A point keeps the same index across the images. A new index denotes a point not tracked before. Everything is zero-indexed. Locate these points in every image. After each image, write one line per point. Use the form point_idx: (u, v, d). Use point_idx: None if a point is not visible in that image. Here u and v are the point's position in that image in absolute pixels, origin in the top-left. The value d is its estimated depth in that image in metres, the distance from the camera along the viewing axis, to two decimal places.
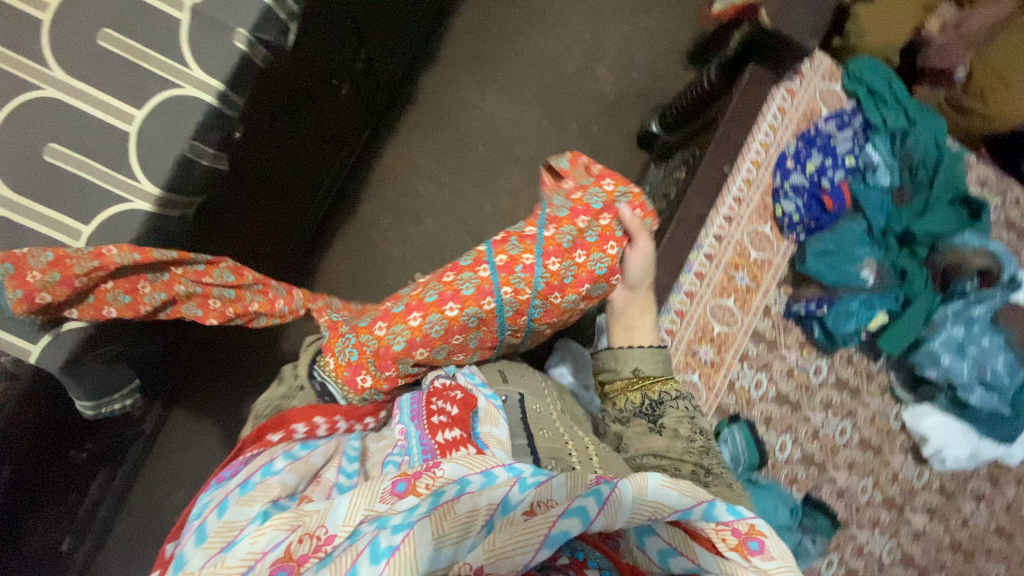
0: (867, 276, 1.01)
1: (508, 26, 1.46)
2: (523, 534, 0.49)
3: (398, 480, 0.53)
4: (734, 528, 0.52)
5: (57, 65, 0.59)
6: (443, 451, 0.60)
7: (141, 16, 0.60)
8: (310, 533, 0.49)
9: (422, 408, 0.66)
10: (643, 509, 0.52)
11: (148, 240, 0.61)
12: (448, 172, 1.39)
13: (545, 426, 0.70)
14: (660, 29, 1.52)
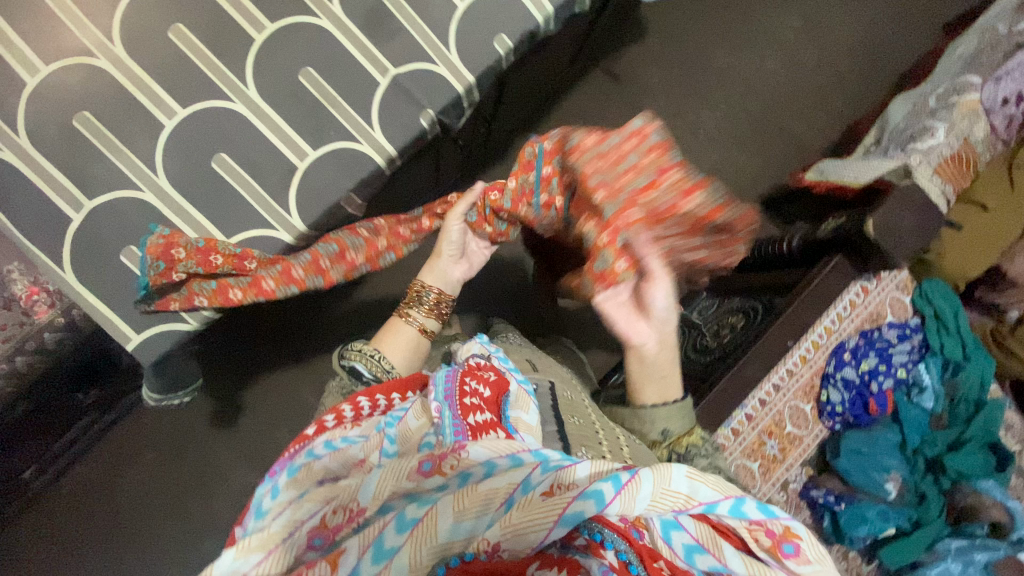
0: (889, 489, 0.93)
1: (613, 119, 1.49)
2: (539, 512, 0.41)
3: (426, 457, 0.46)
4: (766, 528, 0.42)
5: (254, 83, 0.61)
6: (470, 438, 0.49)
7: (344, 66, 0.63)
8: (345, 503, 0.43)
9: (455, 386, 0.53)
10: (666, 498, 0.42)
11: None
12: None
13: (575, 416, 0.63)
14: (746, 166, 1.57)
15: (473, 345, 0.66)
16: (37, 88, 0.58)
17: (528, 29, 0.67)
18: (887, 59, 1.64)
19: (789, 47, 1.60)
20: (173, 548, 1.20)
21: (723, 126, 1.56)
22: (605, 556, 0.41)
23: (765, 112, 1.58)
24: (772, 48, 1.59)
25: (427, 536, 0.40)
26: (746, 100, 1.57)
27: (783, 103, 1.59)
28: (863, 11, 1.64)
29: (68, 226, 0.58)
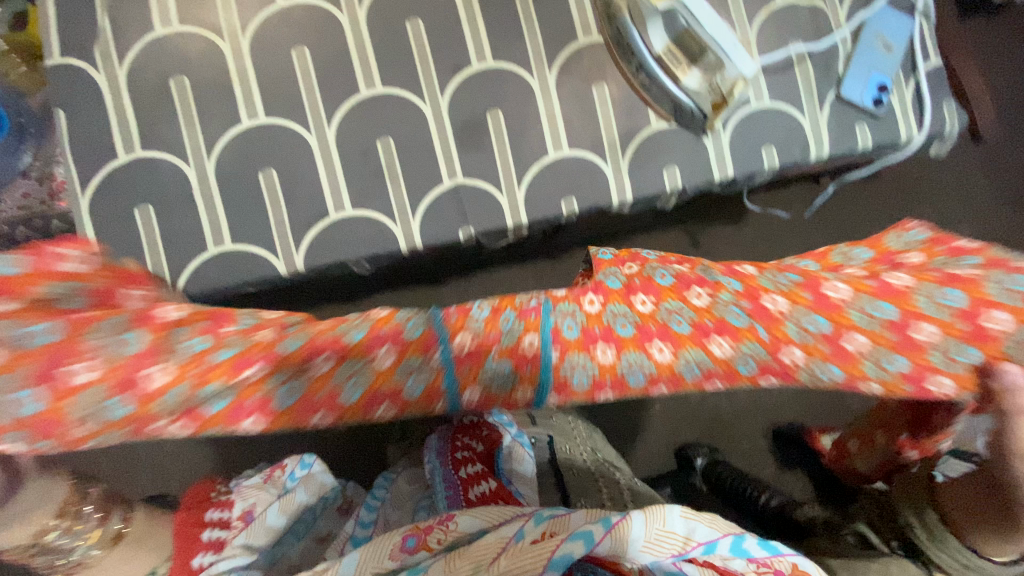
0: None
1: None
2: (528, 558, 0.41)
3: (409, 533, 0.47)
4: (771, 565, 0.44)
5: (336, 127, 0.64)
6: (463, 491, 0.61)
7: (421, 151, 0.64)
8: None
9: (449, 449, 0.70)
10: (664, 543, 0.43)
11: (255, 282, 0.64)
12: None
13: (574, 468, 0.71)
14: None
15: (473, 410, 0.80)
16: (160, 38, 0.62)
17: (599, 205, 0.67)
18: None
19: None
20: None
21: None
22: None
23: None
24: None
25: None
26: None
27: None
28: None
29: (111, 160, 0.61)
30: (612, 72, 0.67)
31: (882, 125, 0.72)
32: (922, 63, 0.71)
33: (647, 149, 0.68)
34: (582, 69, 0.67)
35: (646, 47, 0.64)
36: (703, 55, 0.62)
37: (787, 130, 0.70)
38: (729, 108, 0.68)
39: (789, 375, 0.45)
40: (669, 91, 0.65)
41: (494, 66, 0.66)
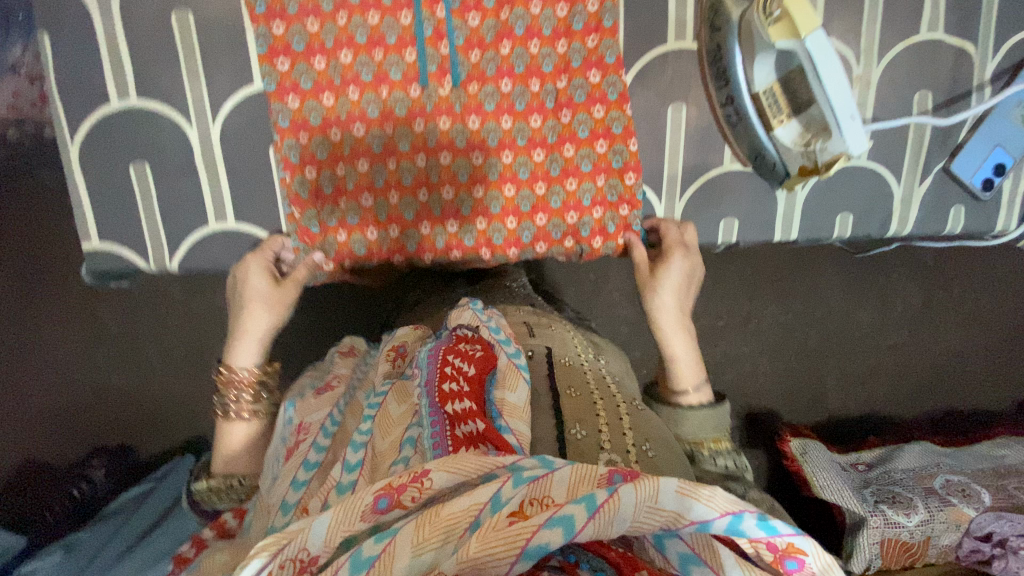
0: None
1: (764, 269, 1.44)
2: (501, 544, 0.43)
3: (381, 493, 0.47)
4: (770, 542, 0.45)
5: None
6: (449, 428, 0.54)
7: None
8: (295, 555, 0.45)
9: (434, 369, 0.60)
10: (654, 518, 0.45)
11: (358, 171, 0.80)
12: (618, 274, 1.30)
13: (574, 387, 0.65)
14: (876, 356, 1.53)
15: (467, 312, 0.74)
16: None
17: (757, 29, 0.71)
18: (951, 393, 1.56)
19: (880, 326, 1.51)
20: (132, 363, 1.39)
21: (763, 361, 1.49)
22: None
23: (801, 368, 1.51)
24: (874, 304, 1.50)
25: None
26: (808, 335, 1.50)
27: (816, 380, 1.52)
28: (973, 335, 1.53)
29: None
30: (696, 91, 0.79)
31: (979, 207, 0.85)
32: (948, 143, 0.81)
33: (706, 189, 0.83)
34: (660, 85, 0.79)
35: (748, 83, 0.74)
36: (809, 106, 0.71)
37: (865, 198, 0.83)
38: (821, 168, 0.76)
39: (534, 25, 0.76)
40: (755, 133, 0.76)
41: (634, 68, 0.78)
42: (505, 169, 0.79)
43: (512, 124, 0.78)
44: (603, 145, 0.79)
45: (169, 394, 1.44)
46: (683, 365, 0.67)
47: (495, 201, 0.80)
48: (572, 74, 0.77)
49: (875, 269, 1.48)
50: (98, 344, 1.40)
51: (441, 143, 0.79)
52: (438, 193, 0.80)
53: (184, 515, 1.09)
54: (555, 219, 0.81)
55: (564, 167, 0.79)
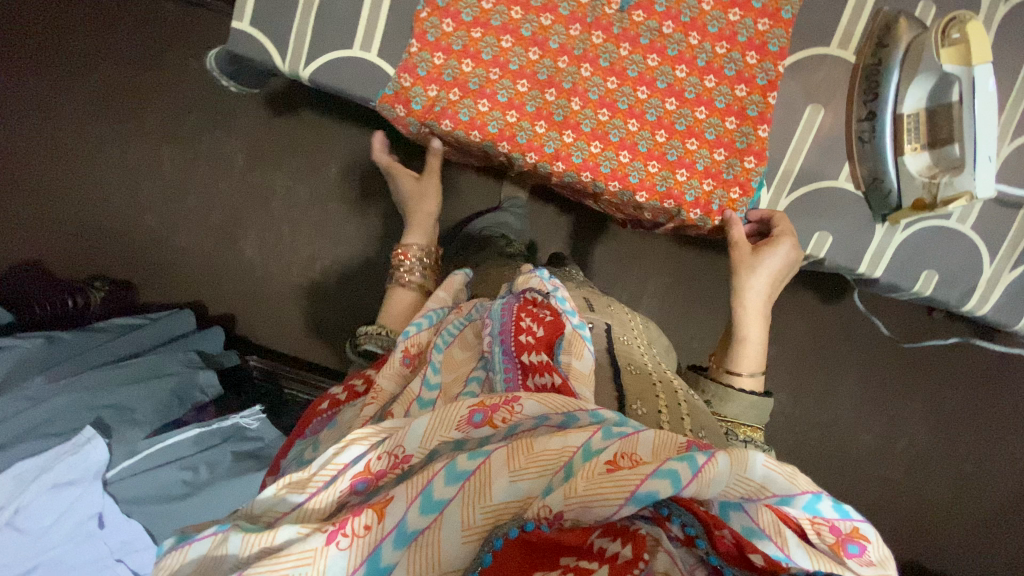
0: None
1: (791, 346, 1.44)
2: (609, 486, 0.36)
3: (475, 407, 0.43)
4: (833, 525, 0.38)
5: None
6: (522, 378, 0.50)
7: None
8: (391, 449, 0.42)
9: (510, 323, 0.54)
10: (741, 488, 0.38)
11: (502, 29, 0.67)
12: (656, 292, 1.31)
13: (634, 366, 0.59)
14: (866, 478, 1.48)
15: (534, 279, 0.64)
16: None
17: None
18: (925, 549, 1.49)
19: (882, 450, 1.47)
20: (173, 204, 1.43)
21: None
22: (671, 530, 0.38)
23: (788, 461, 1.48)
24: (882, 428, 1.46)
25: (480, 498, 0.38)
26: (806, 435, 1.47)
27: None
28: (970, 501, 1.47)
29: None
30: (841, 100, 0.71)
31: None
32: None
33: (816, 198, 0.74)
34: None
35: (896, 103, 0.68)
36: (946, 144, 0.67)
37: (959, 263, 0.74)
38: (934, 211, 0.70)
39: None
40: (885, 157, 0.69)
41: (791, 57, 0.70)
42: (647, 72, 0.69)
43: (672, 32, 0.68)
44: (742, 88, 0.70)
45: (190, 250, 1.44)
46: (750, 349, 0.70)
47: (623, 100, 0.69)
48: (747, 12, 0.68)
49: (896, 394, 1.45)
50: (147, 179, 1.42)
51: (596, 21, 0.68)
52: (572, 66, 0.68)
53: (167, 356, 1.06)
54: (674, 141, 0.70)
55: (731, 103, 0.70)
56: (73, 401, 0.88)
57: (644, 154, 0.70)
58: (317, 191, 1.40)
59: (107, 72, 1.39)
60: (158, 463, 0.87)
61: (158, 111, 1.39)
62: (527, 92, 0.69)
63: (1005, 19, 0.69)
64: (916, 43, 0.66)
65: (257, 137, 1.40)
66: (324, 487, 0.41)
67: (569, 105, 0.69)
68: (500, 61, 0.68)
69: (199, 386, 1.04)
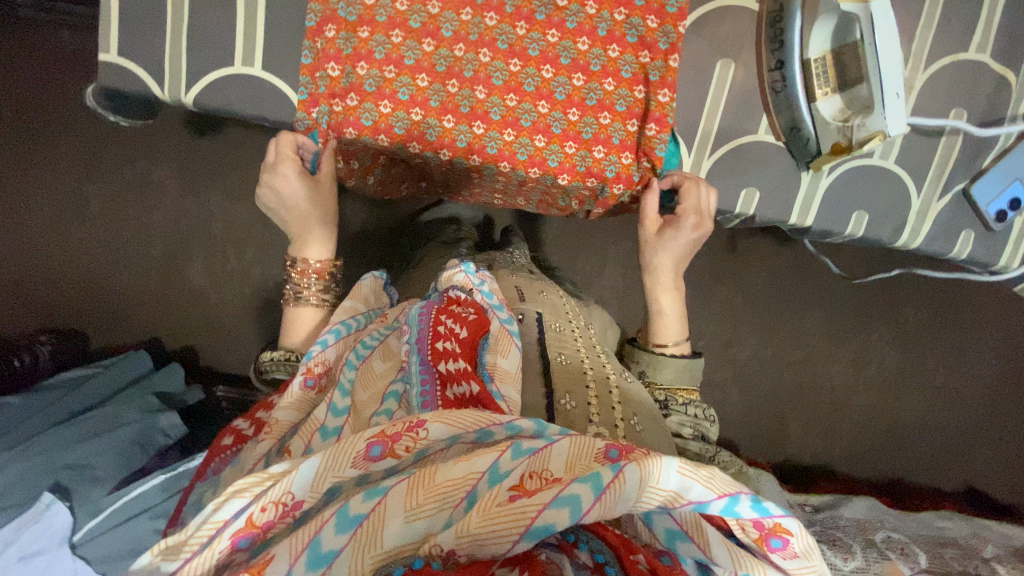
0: None
1: (753, 294, 1.46)
2: (499, 522, 0.37)
3: (373, 440, 0.42)
4: (756, 521, 0.40)
5: None
6: (440, 390, 0.49)
7: None
8: (277, 499, 0.40)
9: (427, 330, 0.54)
10: (653, 498, 0.39)
11: (385, 25, 0.64)
12: (613, 262, 1.30)
13: (564, 355, 0.62)
14: (842, 410, 1.52)
15: (457, 275, 0.66)
16: None
17: None
18: (905, 465, 1.55)
19: (854, 378, 1.51)
20: (107, 244, 1.37)
21: (733, 391, 1.49)
22: (579, 556, 0.39)
23: (766, 405, 1.51)
24: (850, 358, 1.50)
25: (371, 545, 0.37)
26: (780, 376, 1.50)
27: (779, 422, 1.52)
28: (940, 414, 1.53)
29: None
30: (749, 53, 0.69)
31: (989, 238, 0.76)
32: None
33: (736, 156, 0.73)
34: None
35: (802, 48, 0.67)
36: (856, 84, 0.66)
37: (886, 202, 0.74)
38: (851, 153, 0.70)
39: None
40: (799, 105, 0.68)
41: (693, 15, 0.68)
42: (549, 48, 0.67)
43: (568, 3, 0.66)
44: (646, 54, 0.68)
45: (133, 289, 1.38)
46: (668, 321, 0.73)
47: (529, 81, 0.67)
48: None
49: (859, 324, 1.48)
50: (74, 222, 1.35)
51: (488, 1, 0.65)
52: (470, 53, 0.66)
53: (125, 405, 1.03)
54: (587, 117, 0.69)
55: (634, 72, 0.69)
56: (30, 469, 0.84)
57: (559, 136, 0.69)
58: (254, 208, 1.35)
59: (8, 113, 1.30)
60: (128, 515, 0.84)
61: (75, 147, 1.32)
62: (427, 89, 0.66)
63: None
64: None
65: (184, 160, 1.33)
66: (199, 551, 0.39)
67: (474, 94, 0.67)
68: (394, 57, 0.65)
69: (161, 429, 1.01)
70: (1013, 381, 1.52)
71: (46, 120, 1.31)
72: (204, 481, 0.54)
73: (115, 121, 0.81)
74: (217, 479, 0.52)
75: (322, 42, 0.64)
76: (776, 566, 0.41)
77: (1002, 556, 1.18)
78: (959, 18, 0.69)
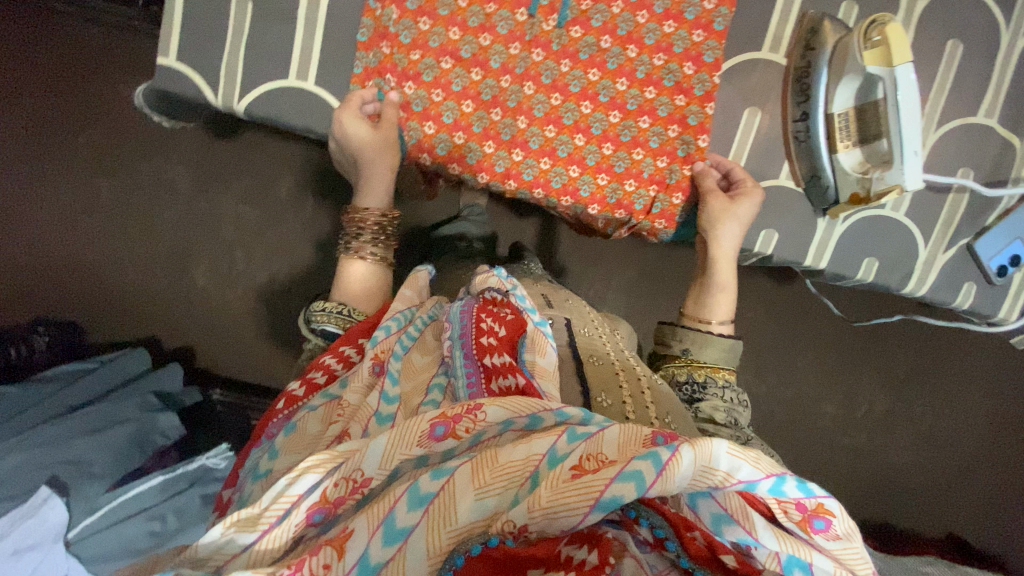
0: None
1: (752, 328, 1.49)
2: (572, 496, 0.38)
3: (437, 420, 0.45)
4: (798, 502, 0.43)
5: None
6: (486, 382, 0.51)
7: None
8: (350, 474, 0.43)
9: (470, 326, 0.56)
10: (704, 478, 0.41)
11: (439, 55, 0.68)
12: (620, 287, 1.32)
13: (596, 358, 0.63)
14: (832, 448, 1.55)
15: (491, 278, 0.66)
16: None
17: None
18: (891, 507, 1.57)
19: (845, 418, 1.54)
20: (116, 238, 1.36)
21: None
22: (639, 532, 0.41)
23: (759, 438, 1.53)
24: (841, 398, 1.53)
25: (445, 522, 0.40)
26: (774, 411, 1.52)
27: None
28: (926, 458, 1.56)
29: None
30: (775, 103, 0.74)
31: (989, 291, 0.80)
32: None
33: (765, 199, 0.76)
34: None
35: (826, 103, 0.71)
36: (876, 139, 0.70)
37: (894, 253, 0.78)
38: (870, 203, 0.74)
39: None
40: (821, 155, 0.73)
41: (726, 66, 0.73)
42: (589, 86, 0.71)
43: (611, 46, 0.70)
44: (681, 98, 0.72)
45: (138, 285, 1.38)
46: (723, 298, 0.75)
47: (568, 115, 0.71)
48: (681, 24, 0.70)
49: (853, 365, 1.52)
50: (85, 214, 1.35)
51: (536, 37, 0.69)
52: (515, 85, 0.69)
53: (123, 401, 1.01)
54: (620, 152, 0.72)
55: (671, 113, 0.72)
56: (25, 460, 0.82)
57: (593, 168, 0.72)
58: (267, 213, 1.36)
59: (29, 103, 1.30)
60: (122, 517, 0.84)
61: (93, 141, 1.33)
62: (472, 115, 0.70)
63: (923, 14, 0.71)
64: (840, 45, 0.70)
65: (201, 161, 1.35)
66: (277, 523, 0.42)
67: (514, 123, 0.70)
68: (442, 82, 0.69)
69: (160, 430, 0.99)
70: (998, 429, 1.56)
71: (67, 110, 1.31)
72: (258, 446, 0.55)
73: (159, 121, 0.83)
74: (273, 445, 0.52)
75: (375, 58, 0.68)
76: (819, 548, 0.43)
77: None
78: (971, 80, 0.73)
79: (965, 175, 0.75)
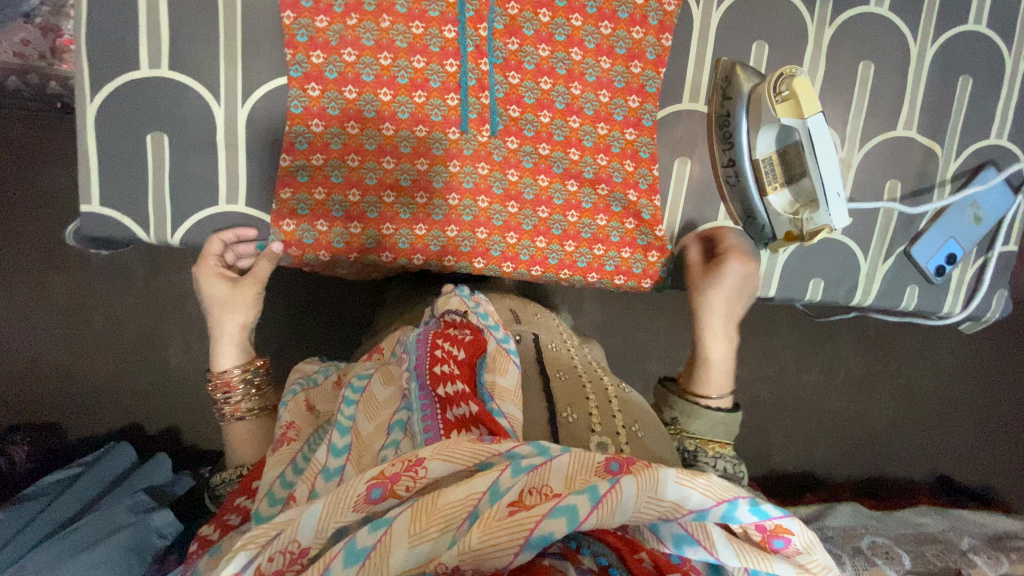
0: None
1: None
2: (502, 535, 0.42)
3: (374, 483, 0.48)
4: (757, 524, 0.46)
5: None
6: (442, 413, 0.54)
7: None
8: (286, 545, 0.46)
9: (425, 357, 0.59)
10: (654, 509, 0.45)
11: (400, 200, 0.83)
12: (591, 299, 1.34)
13: (562, 372, 0.66)
14: (818, 415, 1.60)
15: (454, 299, 0.69)
16: None
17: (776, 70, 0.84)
18: (881, 461, 1.63)
19: (826, 384, 1.59)
20: (77, 332, 1.33)
21: None
22: (584, 562, 0.45)
23: (748, 418, 1.57)
24: (820, 366, 1.58)
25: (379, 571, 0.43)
26: (758, 390, 1.56)
27: (762, 434, 1.58)
28: (908, 409, 1.62)
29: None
30: (701, 151, 0.87)
31: (931, 289, 0.90)
32: (998, 246, 0.89)
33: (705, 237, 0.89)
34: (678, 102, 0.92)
35: (750, 149, 0.83)
36: (800, 178, 0.81)
37: (840, 268, 0.88)
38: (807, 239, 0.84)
39: (606, 84, 0.85)
40: (750, 195, 0.84)
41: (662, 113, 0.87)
42: (541, 191, 0.85)
43: (551, 152, 0.85)
44: (631, 192, 0.87)
45: (109, 375, 1.35)
46: (715, 370, 0.76)
47: (527, 221, 0.85)
48: (612, 125, 0.85)
49: (826, 333, 1.57)
50: (40, 314, 1.32)
51: (476, 153, 0.83)
52: (468, 202, 0.84)
53: (114, 505, 1.01)
54: (582, 248, 0.87)
55: (622, 206, 0.87)
56: None
57: (556, 264, 0.87)
58: None
59: None
60: None
61: (37, 240, 1.29)
62: (441, 236, 0.84)
63: (831, 42, 0.85)
64: (755, 95, 0.82)
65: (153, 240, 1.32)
66: None
67: (481, 233, 0.85)
68: (389, 215, 0.83)
69: (156, 529, 0.99)
70: (970, 370, 1.62)
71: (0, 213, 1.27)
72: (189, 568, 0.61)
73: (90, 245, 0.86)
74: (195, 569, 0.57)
75: (344, 206, 0.83)
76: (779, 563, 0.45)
77: (980, 546, 1.28)
78: (880, 98, 0.85)
79: (893, 186, 0.86)
